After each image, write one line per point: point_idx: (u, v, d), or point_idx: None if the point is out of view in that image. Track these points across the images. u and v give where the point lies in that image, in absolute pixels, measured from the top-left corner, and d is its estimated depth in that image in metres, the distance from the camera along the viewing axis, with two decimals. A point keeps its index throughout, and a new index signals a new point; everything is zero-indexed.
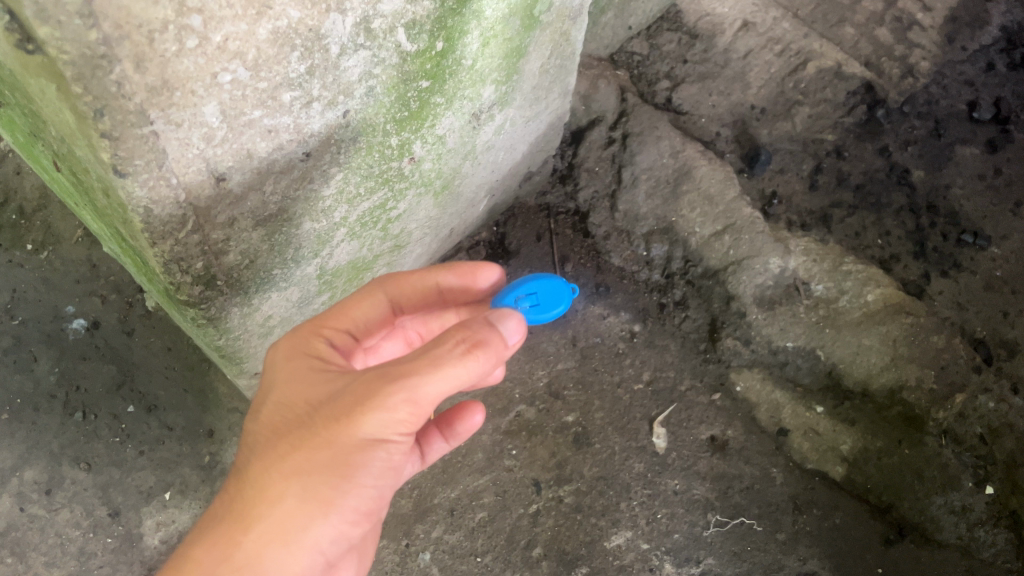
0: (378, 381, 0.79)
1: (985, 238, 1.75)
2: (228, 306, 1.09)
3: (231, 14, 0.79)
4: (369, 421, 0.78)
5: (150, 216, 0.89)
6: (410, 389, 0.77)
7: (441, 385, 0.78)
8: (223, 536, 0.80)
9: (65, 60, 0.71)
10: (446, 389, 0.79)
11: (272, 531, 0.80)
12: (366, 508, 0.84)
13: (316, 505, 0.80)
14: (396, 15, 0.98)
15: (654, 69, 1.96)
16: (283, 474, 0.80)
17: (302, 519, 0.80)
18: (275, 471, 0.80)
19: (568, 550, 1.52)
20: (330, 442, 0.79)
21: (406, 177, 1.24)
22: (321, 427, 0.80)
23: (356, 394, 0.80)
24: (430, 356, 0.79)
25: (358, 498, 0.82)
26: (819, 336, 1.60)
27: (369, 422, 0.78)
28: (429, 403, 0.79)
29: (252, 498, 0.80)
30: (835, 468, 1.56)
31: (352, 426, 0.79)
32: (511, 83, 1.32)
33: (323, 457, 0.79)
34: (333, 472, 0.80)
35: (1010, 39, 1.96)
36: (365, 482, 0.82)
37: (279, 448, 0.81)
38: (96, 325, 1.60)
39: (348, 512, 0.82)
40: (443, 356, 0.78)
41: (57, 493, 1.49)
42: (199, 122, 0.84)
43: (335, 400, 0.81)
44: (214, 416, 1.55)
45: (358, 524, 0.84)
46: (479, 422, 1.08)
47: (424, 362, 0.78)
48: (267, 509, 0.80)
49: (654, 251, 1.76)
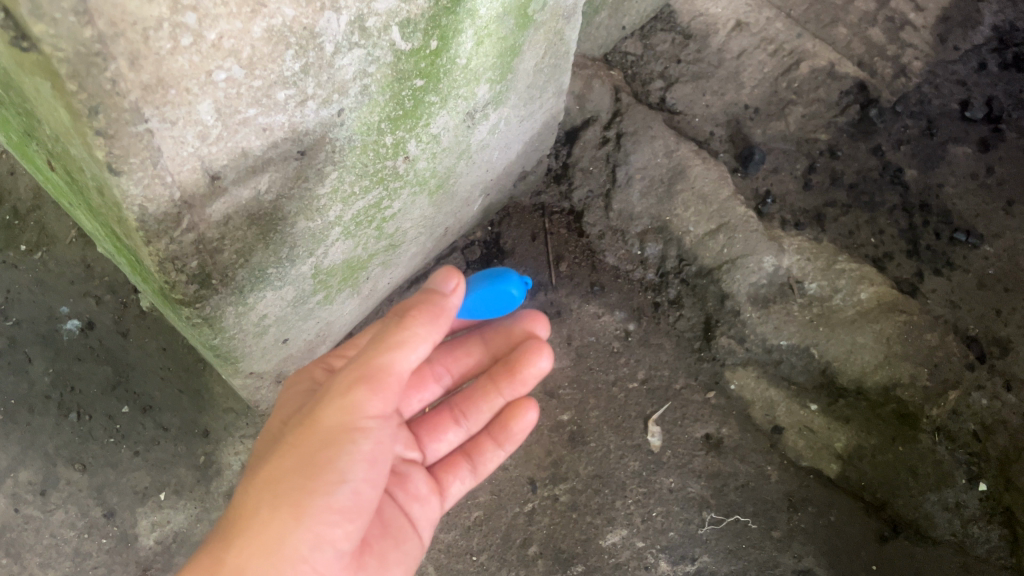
0: (336, 379, 0.86)
1: (977, 237, 1.75)
2: (223, 304, 1.09)
3: (226, 12, 0.79)
4: (329, 411, 0.84)
5: (144, 214, 0.89)
6: (362, 368, 0.85)
7: (391, 360, 0.85)
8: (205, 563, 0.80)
9: (60, 58, 0.71)
10: (400, 362, 0.86)
11: (251, 546, 0.80)
12: (346, 509, 0.85)
13: (289, 508, 0.81)
14: (389, 14, 0.98)
15: (648, 69, 1.97)
16: (257, 486, 0.83)
17: (279, 526, 0.80)
18: (251, 484, 0.83)
19: (563, 548, 1.52)
20: (297, 443, 0.84)
21: (401, 176, 1.25)
22: (290, 433, 0.85)
23: (319, 396, 0.87)
24: (379, 340, 0.86)
25: (333, 498, 0.83)
26: (813, 334, 1.61)
27: (329, 413, 0.84)
28: (385, 381, 0.85)
29: (234, 518, 0.82)
30: (829, 466, 1.57)
31: (315, 421, 0.84)
32: (505, 82, 1.33)
33: (292, 459, 0.83)
34: (301, 472, 0.82)
35: (1002, 38, 1.97)
36: (337, 477, 0.83)
37: (258, 465, 0.86)
38: (90, 325, 1.60)
39: (324, 511, 0.83)
40: (389, 332, 0.87)
41: (52, 494, 1.49)
42: (194, 120, 0.85)
43: (304, 407, 0.88)
44: (209, 416, 1.55)
45: (340, 523, 0.84)
46: (533, 421, 1.24)
47: (374, 346, 0.87)
48: (245, 524, 0.81)
49: (649, 250, 1.78)
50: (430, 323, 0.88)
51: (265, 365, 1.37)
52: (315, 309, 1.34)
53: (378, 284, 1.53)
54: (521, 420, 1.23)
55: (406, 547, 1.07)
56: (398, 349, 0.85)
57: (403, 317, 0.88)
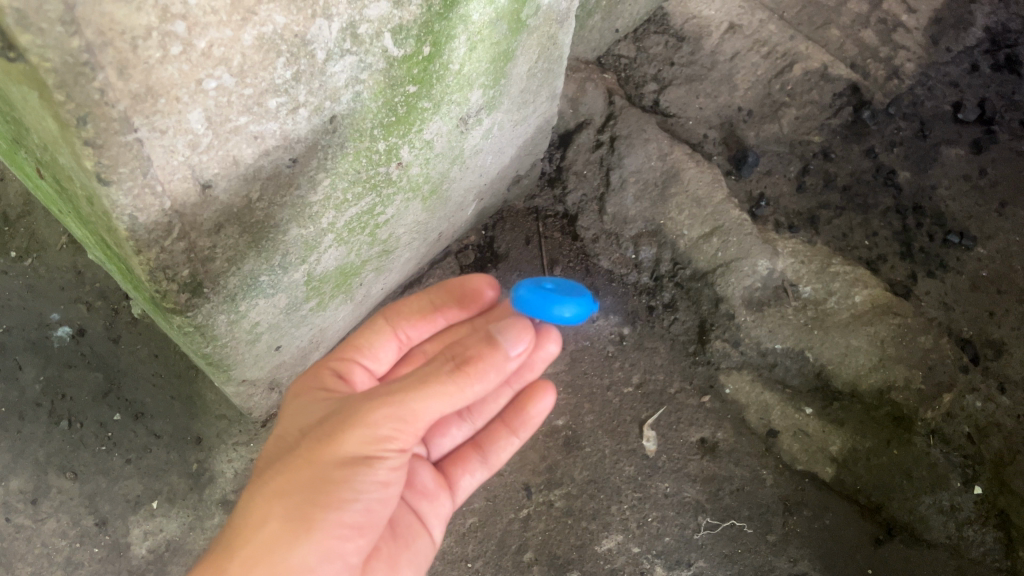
0: (363, 401, 0.80)
1: (971, 238, 1.76)
2: (215, 312, 1.09)
3: (216, 21, 0.78)
4: (351, 437, 0.78)
5: (135, 224, 0.88)
6: (394, 402, 0.78)
7: (429, 407, 0.78)
8: (207, 567, 0.78)
9: (48, 68, 0.70)
10: (434, 404, 0.79)
11: (254, 560, 0.77)
12: (357, 526, 0.81)
13: (298, 527, 0.78)
14: (382, 21, 0.97)
15: (641, 72, 1.97)
16: (267, 497, 0.79)
17: (284, 544, 0.77)
18: (259, 496, 0.79)
19: (559, 554, 1.51)
20: (313, 461, 0.79)
21: (394, 182, 1.24)
22: (304, 449, 0.80)
23: (342, 414, 0.81)
24: (419, 377, 0.79)
25: (345, 515, 0.80)
26: (808, 337, 1.61)
27: (351, 436, 0.78)
28: (417, 419, 0.79)
29: (238, 527, 0.79)
30: (824, 469, 1.57)
31: (335, 442, 0.79)
32: (498, 87, 1.32)
33: (306, 475, 0.79)
34: (314, 492, 0.78)
35: (994, 40, 1.98)
36: (351, 499, 0.79)
37: (267, 473, 0.81)
38: (81, 332, 1.58)
39: (335, 531, 0.79)
40: (435, 375, 0.79)
41: (43, 503, 1.48)
42: (185, 129, 0.84)
43: (325, 419, 0.83)
44: (202, 423, 1.54)
45: (349, 542, 0.81)
46: (547, 407, 1.15)
47: (413, 381, 0.79)
48: (251, 535, 0.78)
49: (643, 253, 1.77)
50: (483, 372, 0.80)
51: (257, 372, 1.36)
52: (308, 315, 1.34)
53: (371, 290, 1.53)
54: (536, 405, 1.14)
55: (415, 548, 1.02)
56: (439, 393, 0.78)
57: (456, 367, 0.79)
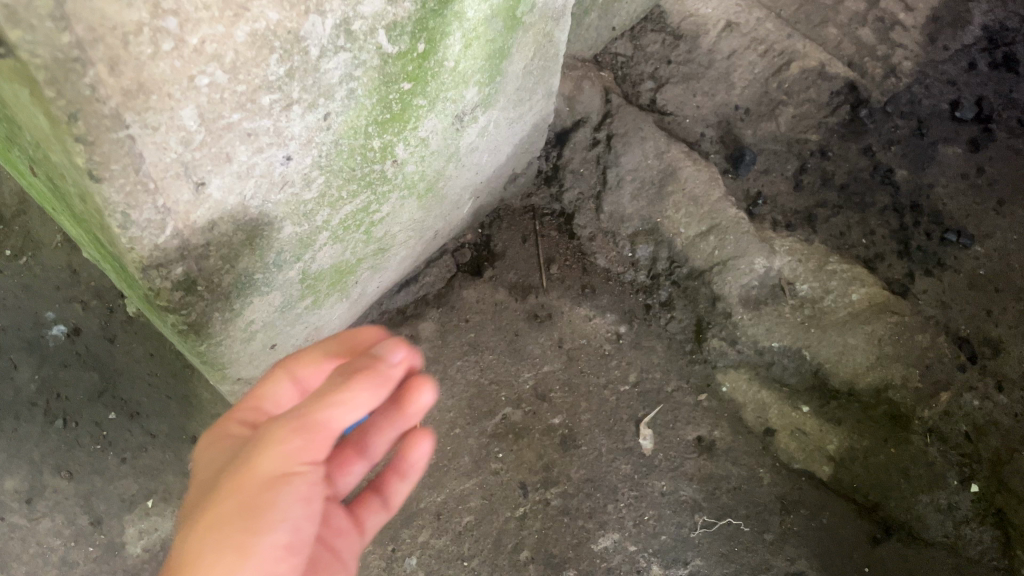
0: (267, 428, 0.75)
1: (968, 237, 1.75)
2: (209, 311, 1.09)
3: (208, 17, 0.78)
4: (265, 460, 0.72)
5: (127, 221, 0.88)
6: (298, 415, 0.74)
7: (336, 416, 0.75)
8: None
9: (37, 65, 0.70)
10: (345, 417, 0.76)
11: None
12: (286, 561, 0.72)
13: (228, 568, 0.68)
14: (376, 17, 0.97)
15: (638, 70, 1.97)
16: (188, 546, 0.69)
17: None
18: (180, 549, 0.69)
19: (555, 552, 1.51)
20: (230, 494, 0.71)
21: (389, 179, 1.23)
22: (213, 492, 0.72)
23: (246, 450, 0.74)
24: (318, 393, 0.76)
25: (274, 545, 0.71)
26: (806, 336, 1.60)
27: (263, 460, 0.72)
28: (326, 427, 0.74)
29: None
30: (821, 468, 1.57)
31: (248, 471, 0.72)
32: (494, 84, 1.32)
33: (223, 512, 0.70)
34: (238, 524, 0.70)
35: (991, 38, 1.98)
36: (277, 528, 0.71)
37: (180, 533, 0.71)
38: (76, 331, 1.58)
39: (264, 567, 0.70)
40: (330, 388, 0.76)
41: (38, 502, 1.47)
42: (177, 126, 0.83)
43: (234, 457, 0.76)
44: (197, 423, 1.54)
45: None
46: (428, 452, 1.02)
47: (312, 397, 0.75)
48: None
49: (640, 252, 1.78)
50: (377, 381, 0.78)
51: (253, 371, 1.35)
52: (303, 313, 1.33)
53: (367, 288, 1.52)
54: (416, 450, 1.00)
55: None
56: (342, 403, 0.75)
57: (347, 375, 0.78)
